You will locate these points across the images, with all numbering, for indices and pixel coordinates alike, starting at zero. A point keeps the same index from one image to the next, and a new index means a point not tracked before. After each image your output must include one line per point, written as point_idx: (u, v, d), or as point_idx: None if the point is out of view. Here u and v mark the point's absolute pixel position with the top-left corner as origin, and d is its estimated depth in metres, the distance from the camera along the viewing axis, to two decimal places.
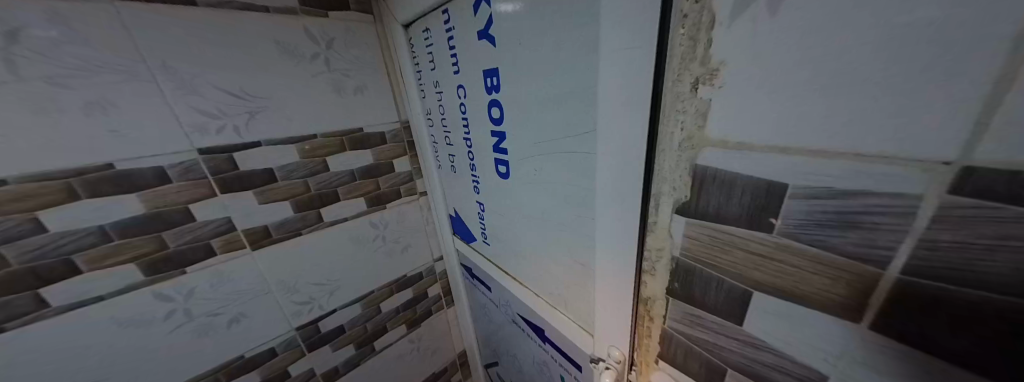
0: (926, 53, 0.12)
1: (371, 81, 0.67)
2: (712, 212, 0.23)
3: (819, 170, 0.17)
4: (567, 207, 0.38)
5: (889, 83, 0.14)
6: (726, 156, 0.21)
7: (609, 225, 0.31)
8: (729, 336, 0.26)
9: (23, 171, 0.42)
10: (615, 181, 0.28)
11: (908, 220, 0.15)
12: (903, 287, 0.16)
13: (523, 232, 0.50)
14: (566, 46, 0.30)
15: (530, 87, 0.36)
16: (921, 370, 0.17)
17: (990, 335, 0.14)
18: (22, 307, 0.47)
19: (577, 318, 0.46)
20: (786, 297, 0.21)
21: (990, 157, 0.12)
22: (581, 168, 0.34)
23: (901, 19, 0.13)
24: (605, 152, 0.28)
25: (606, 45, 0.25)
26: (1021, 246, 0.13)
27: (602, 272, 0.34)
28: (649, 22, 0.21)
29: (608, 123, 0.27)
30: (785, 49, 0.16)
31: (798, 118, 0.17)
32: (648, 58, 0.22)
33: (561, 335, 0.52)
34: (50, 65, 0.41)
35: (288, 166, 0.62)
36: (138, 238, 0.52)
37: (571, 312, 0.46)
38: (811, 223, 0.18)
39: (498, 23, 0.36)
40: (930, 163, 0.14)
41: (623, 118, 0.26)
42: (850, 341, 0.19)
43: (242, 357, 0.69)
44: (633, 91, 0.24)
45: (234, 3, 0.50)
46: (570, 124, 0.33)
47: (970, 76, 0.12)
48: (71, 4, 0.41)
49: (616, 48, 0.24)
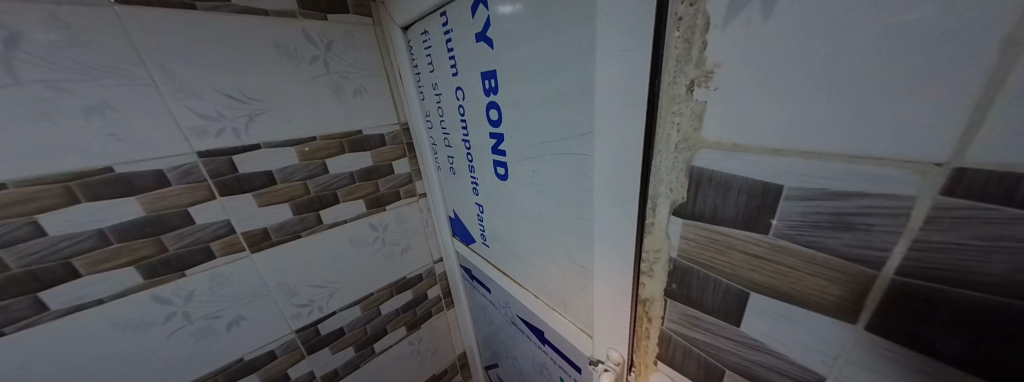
0: (917, 55, 0.13)
1: (370, 83, 0.67)
2: (708, 213, 0.23)
3: (814, 172, 0.17)
4: (565, 208, 0.38)
5: (882, 84, 0.14)
6: (721, 157, 0.21)
7: (607, 226, 0.31)
8: (727, 337, 0.26)
9: (23, 175, 0.42)
10: (613, 182, 0.28)
11: (901, 221, 0.15)
12: (897, 288, 0.16)
13: (521, 234, 0.50)
14: (563, 48, 0.30)
15: (528, 89, 0.36)
16: (916, 370, 0.17)
17: (983, 334, 0.14)
18: (21, 311, 0.47)
19: (576, 319, 0.45)
20: (782, 298, 0.21)
21: (981, 158, 0.12)
22: (579, 169, 0.34)
23: (892, 22, 0.13)
24: (602, 153, 0.28)
25: (603, 48, 0.25)
26: (1014, 247, 0.13)
27: (601, 273, 0.34)
28: (644, 24, 0.21)
29: (605, 125, 0.27)
30: (778, 52, 0.16)
31: (792, 120, 0.17)
32: (643, 61, 0.22)
33: (560, 337, 0.52)
34: (50, 69, 0.41)
35: (287, 169, 0.62)
36: (138, 241, 0.52)
37: (570, 314, 0.46)
38: (806, 224, 0.18)
39: (496, 25, 0.37)
40: (922, 165, 0.14)
41: (620, 120, 0.26)
42: (847, 341, 0.19)
43: (242, 360, 0.69)
44: (629, 93, 0.24)
45: (233, 7, 0.50)
46: (567, 125, 0.33)
47: (961, 78, 0.12)
48: (70, 9, 0.41)
49: (612, 50, 0.24)
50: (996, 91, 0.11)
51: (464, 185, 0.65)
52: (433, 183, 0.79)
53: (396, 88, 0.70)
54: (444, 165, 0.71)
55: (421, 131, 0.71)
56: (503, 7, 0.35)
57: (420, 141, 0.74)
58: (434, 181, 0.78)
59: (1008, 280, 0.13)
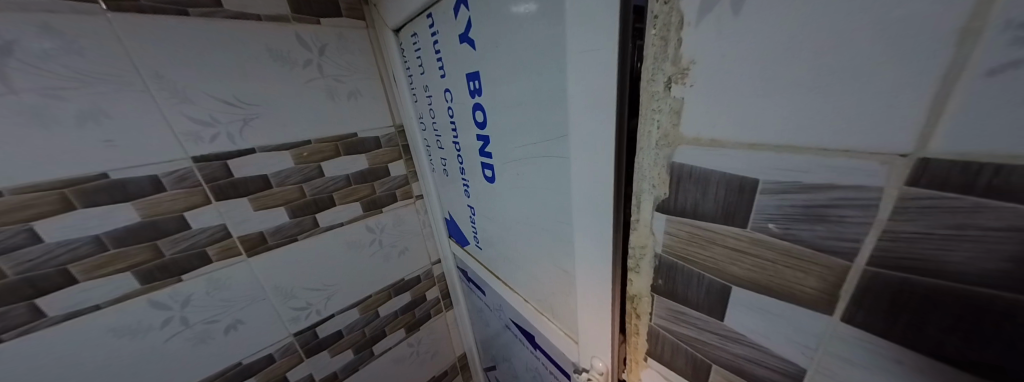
0: (875, 49, 0.13)
1: (364, 86, 0.67)
2: (689, 209, 0.23)
3: (786, 164, 0.17)
4: (548, 211, 0.38)
5: (844, 78, 0.14)
6: (701, 153, 0.21)
7: (586, 229, 0.31)
8: (711, 331, 0.26)
9: (19, 183, 0.43)
10: (589, 182, 0.29)
11: (870, 212, 0.15)
12: (869, 278, 0.17)
13: (510, 238, 0.51)
14: (541, 49, 0.30)
15: (509, 92, 0.37)
16: (891, 361, 0.17)
17: (952, 322, 0.15)
18: (18, 318, 0.47)
19: (562, 324, 0.46)
20: (762, 291, 0.21)
21: (943, 149, 0.12)
22: (558, 173, 0.34)
23: (852, 16, 0.13)
24: (579, 155, 0.29)
25: (573, 48, 0.25)
26: (978, 235, 0.13)
27: (582, 275, 0.35)
28: (611, 25, 0.22)
29: (579, 126, 0.27)
30: (749, 48, 0.17)
31: (768, 115, 0.17)
32: (611, 60, 0.22)
33: (549, 342, 0.51)
34: (43, 77, 0.41)
35: (283, 173, 0.62)
36: (134, 247, 0.52)
37: (557, 318, 0.46)
38: (782, 217, 0.19)
39: (477, 26, 0.37)
40: (887, 156, 0.14)
41: (592, 121, 0.26)
42: (825, 333, 0.19)
43: (240, 364, 0.69)
44: (600, 93, 0.24)
45: (226, 12, 0.51)
46: (547, 128, 0.33)
47: (921, 70, 0.12)
48: (63, 17, 0.41)
49: (581, 50, 0.25)
50: (954, 82, 0.12)
51: (460, 185, 0.65)
52: (429, 184, 0.79)
53: (388, 90, 0.71)
54: (439, 167, 0.72)
55: (416, 133, 0.72)
56: (483, 8, 0.35)
57: (415, 143, 0.74)
58: (429, 183, 0.79)
59: (975, 269, 0.13)
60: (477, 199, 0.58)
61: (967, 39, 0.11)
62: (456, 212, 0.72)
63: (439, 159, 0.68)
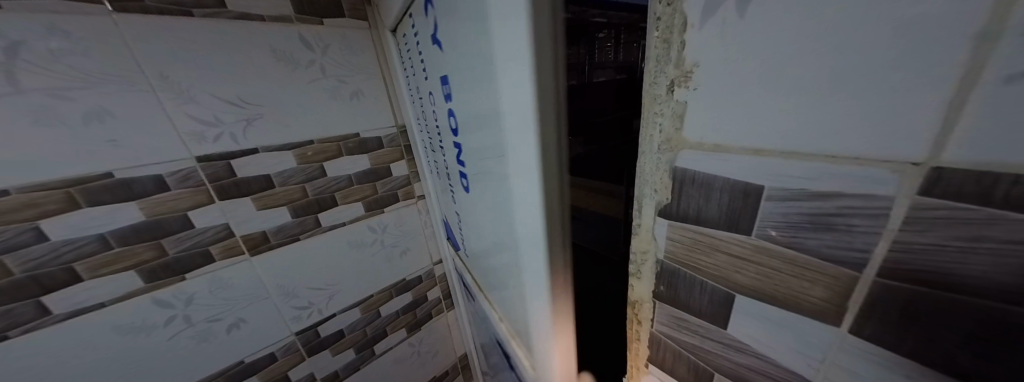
0: (886, 54, 0.12)
1: (365, 87, 0.67)
2: (692, 214, 0.23)
3: (792, 171, 0.17)
4: (503, 228, 0.37)
5: (855, 83, 0.14)
6: (704, 157, 0.21)
7: (532, 251, 0.30)
8: (714, 340, 0.25)
9: (26, 181, 0.43)
10: (528, 204, 0.27)
11: (880, 222, 0.15)
12: (879, 289, 0.16)
13: (483, 249, 0.50)
14: (475, 56, 0.27)
15: (462, 100, 0.35)
16: (900, 374, 0.17)
17: (965, 338, 0.14)
18: (25, 315, 0.48)
19: (527, 350, 0.45)
20: (766, 299, 0.21)
21: (959, 158, 0.12)
22: (503, 190, 0.32)
23: (861, 20, 0.13)
24: (517, 176, 0.27)
25: (499, 59, 0.23)
26: (993, 248, 0.12)
27: (535, 298, 0.34)
28: (521, 39, 0.19)
29: (513, 145, 0.26)
30: (753, 51, 0.16)
31: (775, 118, 0.17)
32: (528, 78, 0.20)
33: (518, 362, 0.51)
34: (51, 77, 0.42)
35: (286, 172, 0.63)
36: (137, 246, 0.53)
37: (522, 338, 0.46)
38: (789, 224, 0.18)
39: (441, 30, 0.34)
40: (899, 164, 0.13)
41: (521, 142, 0.24)
42: (831, 343, 0.19)
43: (242, 363, 0.69)
44: (524, 113, 0.22)
45: (229, 13, 0.51)
46: (490, 143, 0.31)
47: (936, 75, 0.12)
48: (70, 18, 0.42)
49: (504, 65, 0.22)
50: (971, 88, 0.11)
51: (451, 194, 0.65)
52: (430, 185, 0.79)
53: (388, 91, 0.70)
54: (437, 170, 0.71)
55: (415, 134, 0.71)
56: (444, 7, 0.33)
57: (416, 145, 0.74)
58: (430, 184, 0.79)
59: (989, 282, 0.13)
60: (462, 209, 0.57)
61: (985, 45, 0.10)
62: (453, 217, 0.72)
63: (437, 163, 0.68)
